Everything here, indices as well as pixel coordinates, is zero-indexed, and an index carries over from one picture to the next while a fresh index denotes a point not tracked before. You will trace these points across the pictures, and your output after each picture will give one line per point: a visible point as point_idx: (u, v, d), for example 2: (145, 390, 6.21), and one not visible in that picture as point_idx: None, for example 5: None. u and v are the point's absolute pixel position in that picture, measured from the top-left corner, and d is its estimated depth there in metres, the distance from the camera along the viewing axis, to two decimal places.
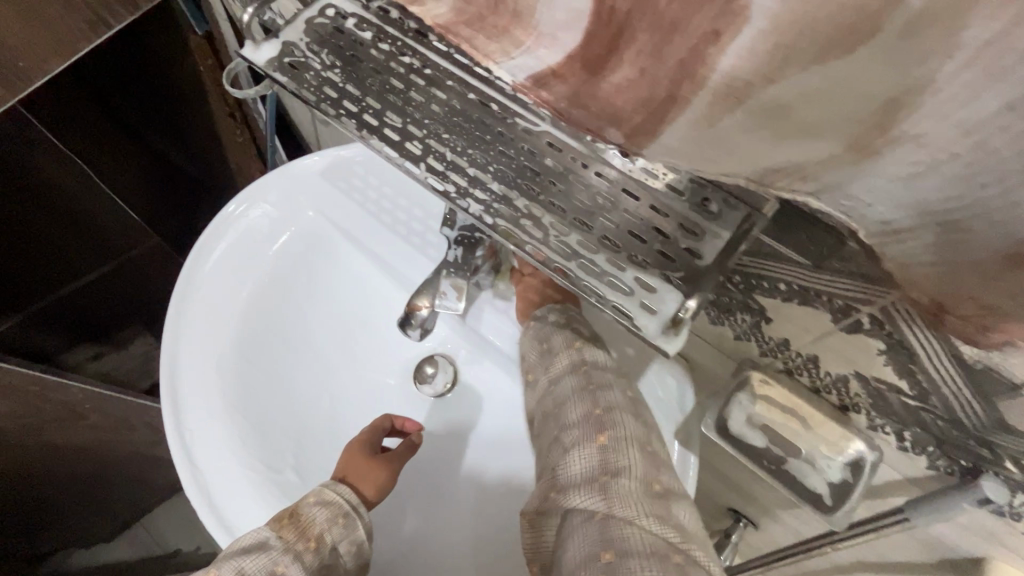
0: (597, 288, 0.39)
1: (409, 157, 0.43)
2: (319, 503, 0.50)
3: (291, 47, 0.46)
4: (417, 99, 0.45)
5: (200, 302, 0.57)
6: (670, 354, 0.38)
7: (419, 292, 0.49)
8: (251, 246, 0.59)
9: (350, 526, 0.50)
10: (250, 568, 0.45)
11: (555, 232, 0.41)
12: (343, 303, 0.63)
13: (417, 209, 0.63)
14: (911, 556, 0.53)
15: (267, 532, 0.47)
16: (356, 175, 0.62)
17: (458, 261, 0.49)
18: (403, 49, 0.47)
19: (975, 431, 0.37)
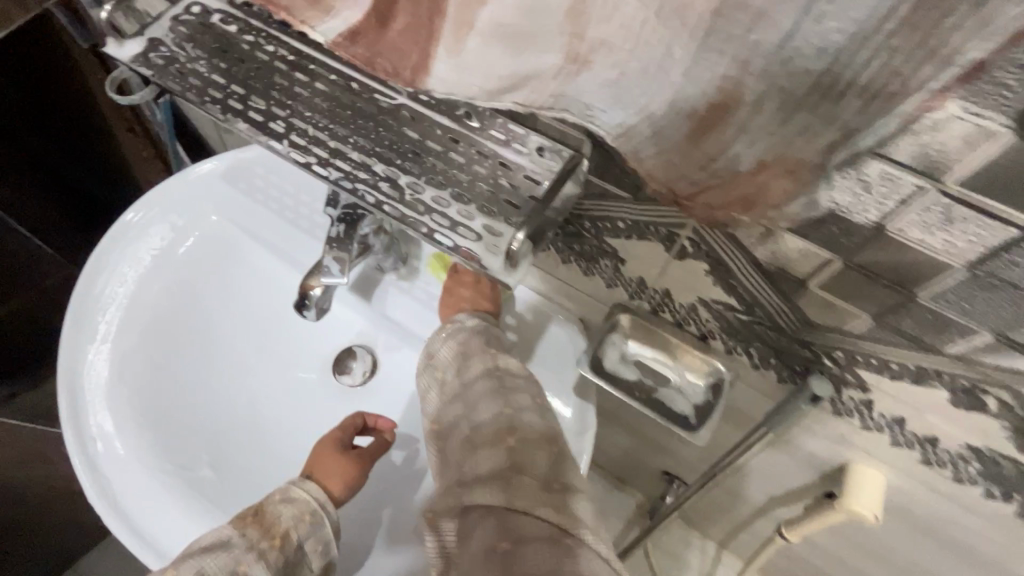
0: (447, 236, 0.40)
1: (273, 135, 0.45)
2: (284, 500, 0.57)
3: (155, 43, 0.49)
4: (284, 86, 0.47)
5: (106, 302, 0.67)
6: (512, 285, 0.41)
7: (310, 273, 0.54)
8: (138, 253, 0.70)
9: (316, 523, 0.57)
10: (211, 567, 0.51)
11: (410, 190, 0.42)
12: (242, 296, 0.73)
13: (318, 203, 0.73)
14: (800, 458, 0.59)
15: (229, 532, 0.54)
16: (254, 174, 0.74)
17: (341, 237, 0.54)
18: (267, 39, 0.49)
19: (795, 334, 0.41)
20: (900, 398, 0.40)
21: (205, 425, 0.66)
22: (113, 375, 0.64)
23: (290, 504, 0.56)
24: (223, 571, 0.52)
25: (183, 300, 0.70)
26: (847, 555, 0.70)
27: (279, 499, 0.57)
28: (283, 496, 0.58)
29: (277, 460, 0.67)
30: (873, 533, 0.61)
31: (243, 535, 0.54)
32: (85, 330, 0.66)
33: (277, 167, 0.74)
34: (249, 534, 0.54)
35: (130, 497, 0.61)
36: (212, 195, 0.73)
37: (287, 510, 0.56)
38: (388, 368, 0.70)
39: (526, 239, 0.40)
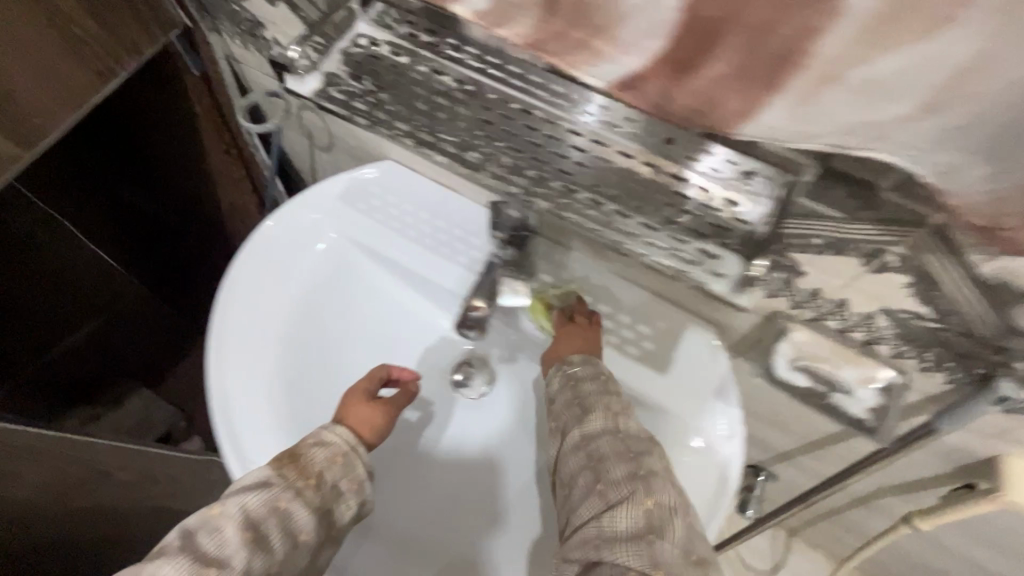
0: (668, 260, 0.43)
1: (468, 166, 0.48)
2: (317, 444, 0.58)
3: (333, 78, 0.50)
4: (468, 116, 0.49)
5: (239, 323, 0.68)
6: (743, 306, 0.46)
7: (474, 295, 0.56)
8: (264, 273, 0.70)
9: (348, 464, 0.58)
10: (253, 502, 0.52)
11: (619, 216, 0.44)
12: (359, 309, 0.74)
13: (439, 220, 0.74)
14: (941, 453, 0.61)
15: (267, 472, 0.54)
16: (371, 193, 0.74)
17: (513, 259, 0.54)
18: (439, 67, 0.50)
19: (988, 339, 0.43)
20: None
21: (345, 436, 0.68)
22: (257, 395, 0.65)
23: (323, 446, 0.58)
24: (265, 507, 0.52)
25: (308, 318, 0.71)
26: (967, 544, 0.72)
27: (314, 443, 0.58)
28: (315, 440, 0.58)
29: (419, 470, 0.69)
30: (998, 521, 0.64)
31: (280, 475, 0.55)
32: (227, 346, 0.67)
33: (394, 188, 0.75)
34: (286, 473, 0.55)
35: None
36: (330, 216, 0.74)
37: (322, 453, 0.57)
38: (509, 373, 0.75)
39: (762, 265, 0.43)
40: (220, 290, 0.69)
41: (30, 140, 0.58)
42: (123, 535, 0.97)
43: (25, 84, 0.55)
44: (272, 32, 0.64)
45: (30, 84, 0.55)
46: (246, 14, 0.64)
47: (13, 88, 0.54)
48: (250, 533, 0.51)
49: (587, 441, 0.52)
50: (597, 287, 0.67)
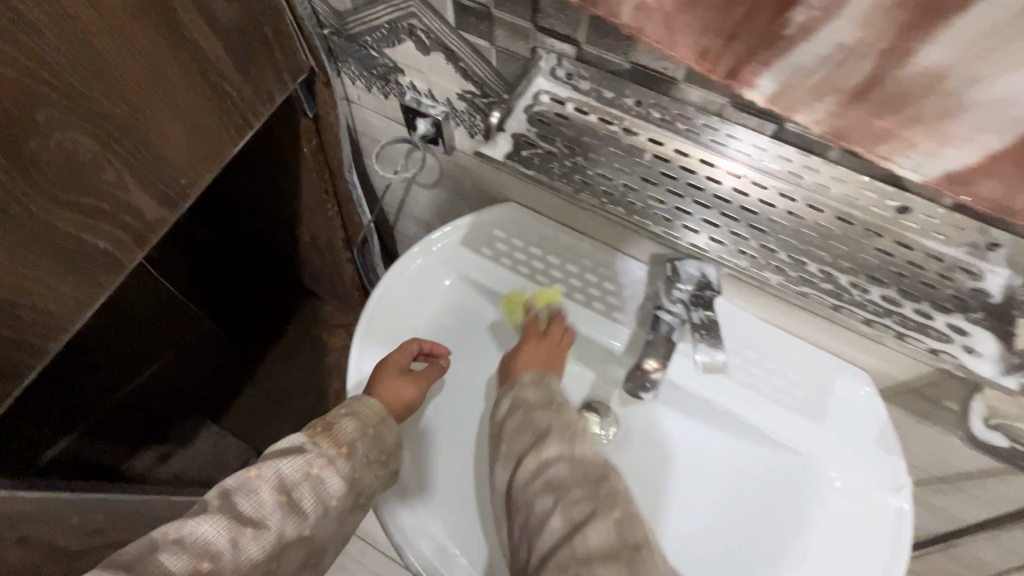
0: (924, 339, 0.40)
1: (688, 235, 0.45)
2: (349, 413, 0.61)
3: (523, 141, 0.48)
4: (674, 182, 0.47)
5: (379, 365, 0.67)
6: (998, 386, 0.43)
7: (647, 355, 0.54)
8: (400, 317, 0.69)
9: (377, 435, 0.60)
10: (288, 468, 0.56)
11: (859, 290, 0.42)
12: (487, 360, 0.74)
13: (570, 266, 0.70)
14: None
15: (302, 440, 0.58)
16: (495, 238, 0.72)
17: (704, 321, 0.52)
18: (632, 128, 0.48)
19: None
20: None
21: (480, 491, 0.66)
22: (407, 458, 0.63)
23: (353, 417, 0.60)
24: (299, 473, 0.56)
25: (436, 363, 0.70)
26: None
27: (345, 412, 0.61)
28: (347, 410, 0.62)
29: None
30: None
31: (314, 443, 0.58)
32: None
33: (519, 231, 0.72)
34: (321, 443, 0.59)
35: None
36: (461, 264, 0.71)
37: (352, 424, 0.60)
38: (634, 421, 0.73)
39: None
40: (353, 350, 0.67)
41: (178, 204, 0.55)
42: None
43: (181, 147, 0.52)
44: (411, 79, 0.61)
45: (185, 146, 0.52)
46: (383, 60, 0.61)
47: (171, 153, 0.51)
48: (284, 497, 0.55)
49: (546, 465, 0.55)
50: (750, 335, 0.66)
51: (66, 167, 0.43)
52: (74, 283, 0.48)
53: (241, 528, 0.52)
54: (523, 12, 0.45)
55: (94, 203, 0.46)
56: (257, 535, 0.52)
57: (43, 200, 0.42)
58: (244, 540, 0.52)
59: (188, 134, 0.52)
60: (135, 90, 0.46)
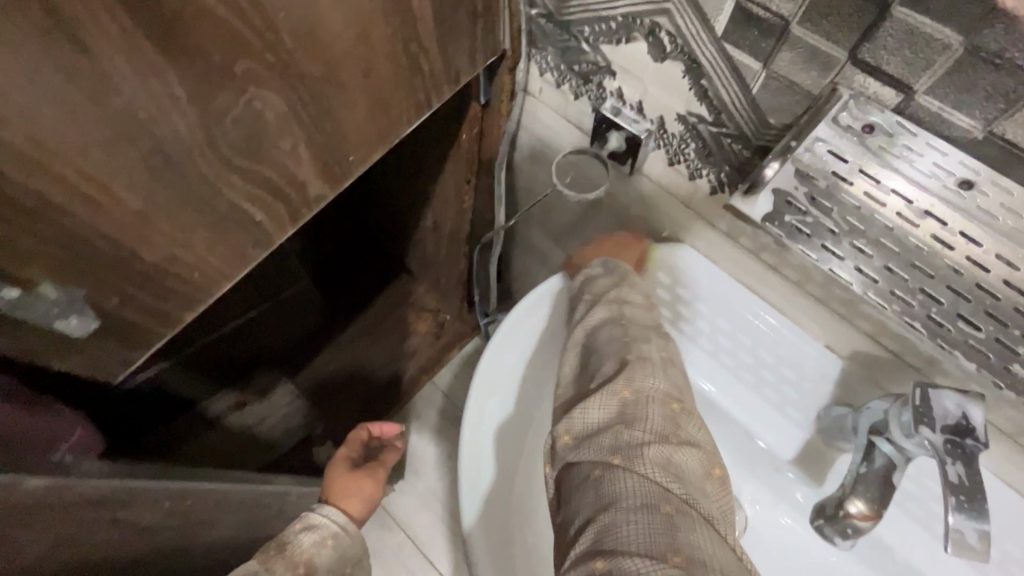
0: None
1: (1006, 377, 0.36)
2: (306, 530, 0.65)
3: (789, 201, 0.40)
4: (995, 301, 0.35)
5: (505, 396, 0.57)
6: None
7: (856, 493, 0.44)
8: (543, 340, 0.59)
9: (336, 542, 0.67)
10: None
11: None
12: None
13: (746, 335, 0.58)
14: None
15: (257, 565, 0.57)
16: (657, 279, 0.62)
17: (962, 482, 0.39)
18: (936, 217, 0.35)
19: None
20: None
21: None
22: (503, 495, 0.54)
23: (312, 531, 0.66)
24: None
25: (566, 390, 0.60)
26: None
27: (300, 528, 0.65)
28: (301, 527, 0.65)
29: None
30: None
31: (269, 565, 0.58)
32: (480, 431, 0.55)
33: (688, 280, 0.60)
34: (275, 566, 0.59)
35: None
36: None
37: (310, 539, 0.65)
38: (780, 540, 0.58)
39: None
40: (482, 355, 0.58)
41: (336, 182, 0.47)
42: None
43: (357, 118, 0.44)
44: (621, 84, 0.51)
45: (362, 120, 0.45)
46: (593, 57, 0.51)
47: (347, 123, 0.44)
48: None
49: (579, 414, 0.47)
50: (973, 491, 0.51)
51: (249, 127, 0.36)
52: (220, 253, 0.42)
53: None
54: (842, 35, 0.34)
55: (258, 169, 0.39)
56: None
57: (213, 158, 0.35)
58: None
59: (371, 107, 0.45)
60: (338, 51, 0.38)
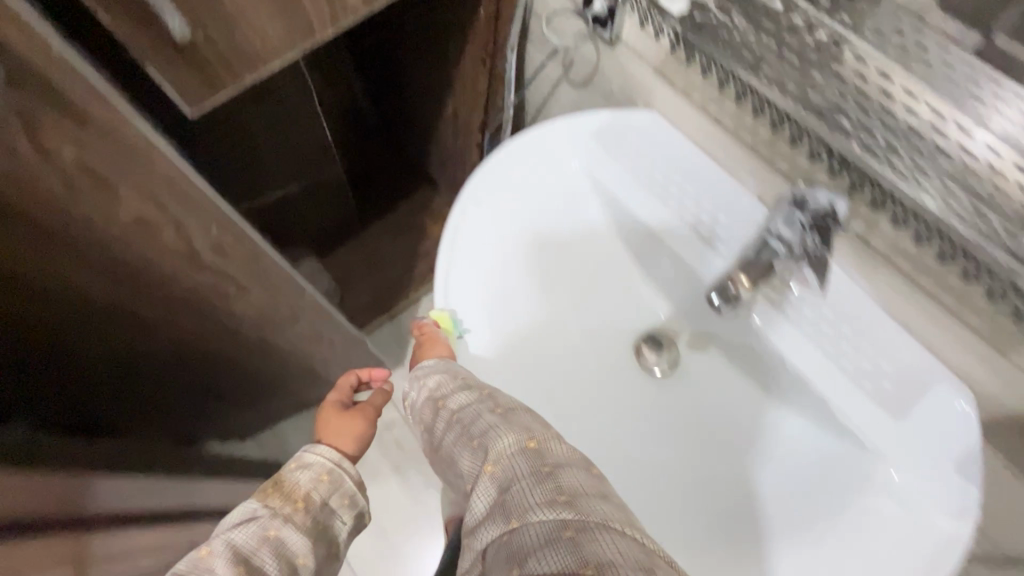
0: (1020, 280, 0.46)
1: (842, 137, 0.53)
2: (298, 469, 0.75)
3: (707, 16, 0.58)
4: (844, 81, 0.52)
5: (486, 207, 0.71)
6: None
7: (744, 270, 0.55)
8: (523, 172, 0.73)
9: (332, 481, 0.76)
10: (241, 537, 0.66)
11: (988, 227, 0.47)
12: (592, 267, 0.75)
13: (692, 186, 0.69)
14: None
15: (254, 505, 0.69)
16: (628, 139, 0.73)
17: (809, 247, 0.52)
18: (818, 23, 0.51)
19: None
20: None
21: (540, 377, 0.69)
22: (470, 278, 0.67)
23: (305, 470, 0.75)
24: (253, 534, 0.66)
25: (540, 221, 0.73)
26: None
27: (296, 466, 0.75)
28: (297, 466, 0.75)
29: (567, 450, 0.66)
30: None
31: (265, 506, 0.70)
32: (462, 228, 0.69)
33: (653, 140, 0.72)
34: (271, 504, 0.70)
35: None
36: (589, 152, 0.74)
37: (304, 475, 0.74)
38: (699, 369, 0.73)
39: None
40: (473, 174, 0.72)
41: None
42: (276, 370, 1.03)
43: None
44: None
45: None
46: None
47: None
48: (242, 565, 0.63)
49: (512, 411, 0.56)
50: (859, 311, 0.60)
51: None
52: (273, 24, 0.55)
53: None
54: None
55: None
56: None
57: None
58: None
59: None
60: None
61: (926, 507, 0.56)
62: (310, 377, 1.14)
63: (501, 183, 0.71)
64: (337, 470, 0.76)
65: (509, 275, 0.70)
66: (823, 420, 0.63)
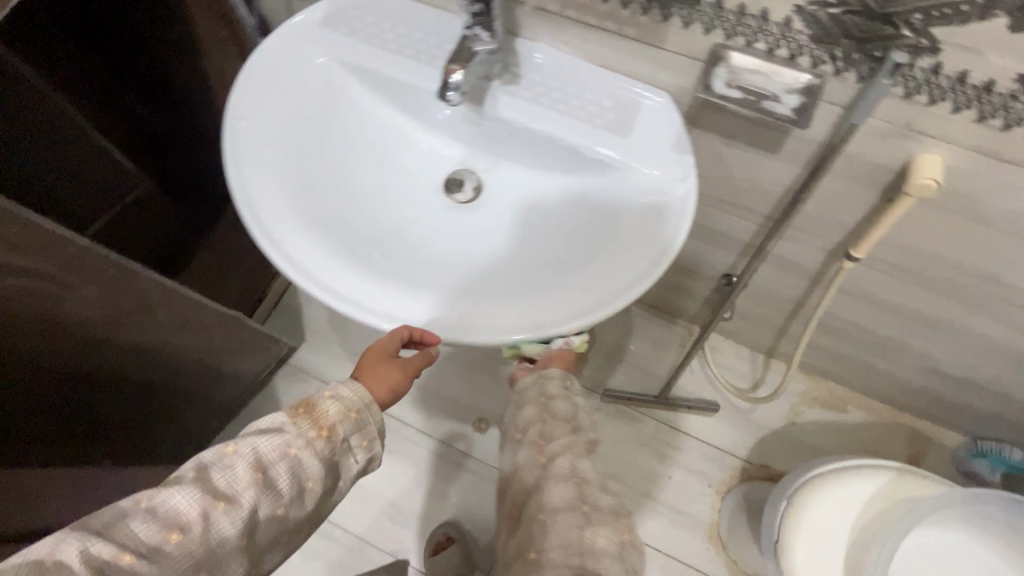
0: None
1: None
2: (333, 399, 0.70)
3: None
4: None
5: (256, 119, 0.77)
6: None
7: (453, 59, 0.65)
8: (276, 78, 0.80)
9: (358, 421, 0.70)
10: (265, 448, 0.64)
11: None
12: (381, 140, 0.85)
13: (416, 33, 0.80)
14: (849, 193, 0.76)
15: (283, 420, 0.66)
16: (350, 16, 0.82)
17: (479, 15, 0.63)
18: None
19: (879, 12, 0.53)
20: (963, 44, 0.52)
21: (366, 238, 0.78)
22: (267, 180, 0.74)
23: (338, 400, 0.69)
24: (275, 450, 0.64)
25: (312, 115, 0.80)
26: (881, 284, 0.91)
27: (329, 396, 0.70)
28: (331, 394, 0.70)
29: (412, 277, 0.75)
30: (921, 232, 0.76)
31: (295, 424, 0.66)
32: (241, 143, 0.75)
33: (369, 8, 0.82)
34: (299, 424, 0.66)
35: (323, 274, 0.71)
36: (323, 41, 0.81)
37: (335, 407, 0.69)
38: (500, 185, 0.87)
39: None
40: (231, 97, 0.78)
41: None
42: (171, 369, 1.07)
43: None
44: None
45: None
46: None
47: None
48: (257, 475, 0.62)
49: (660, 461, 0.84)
50: (563, 71, 0.76)
51: None
52: None
53: (212, 501, 0.60)
54: None
55: None
56: (228, 510, 0.60)
57: None
58: (213, 512, 0.59)
59: None
60: None
61: (664, 185, 0.71)
62: (210, 373, 1.17)
63: (259, 95, 0.78)
64: (367, 410, 0.71)
65: (304, 167, 0.78)
66: (588, 164, 0.77)
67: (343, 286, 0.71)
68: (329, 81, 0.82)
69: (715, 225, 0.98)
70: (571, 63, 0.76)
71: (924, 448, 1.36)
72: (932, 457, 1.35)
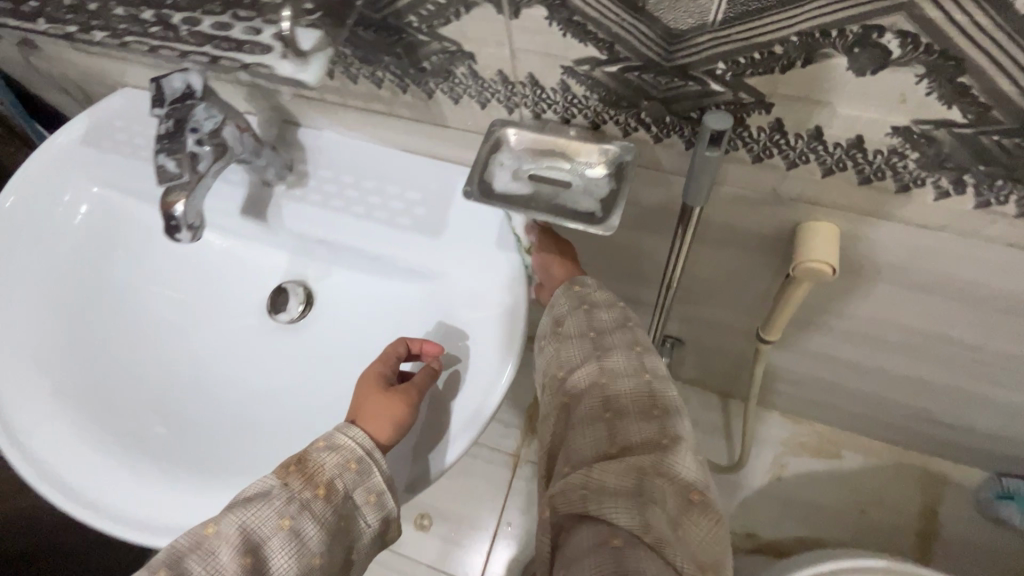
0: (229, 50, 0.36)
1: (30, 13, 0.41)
2: (328, 448, 0.48)
3: None
4: None
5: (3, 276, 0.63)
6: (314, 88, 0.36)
7: (168, 189, 0.48)
8: (32, 219, 0.66)
9: (365, 472, 0.47)
10: (250, 522, 0.43)
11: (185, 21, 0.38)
12: (178, 263, 0.70)
13: None
14: (750, 260, 0.58)
15: (272, 482, 0.45)
16: (115, 131, 0.69)
17: (171, 135, 0.48)
18: None
19: (670, 65, 0.36)
20: (797, 95, 0.35)
21: (153, 398, 0.62)
22: (16, 352, 0.60)
23: (334, 449, 0.47)
24: (263, 526, 0.43)
25: (84, 256, 0.67)
26: (829, 340, 0.72)
27: (324, 446, 0.48)
28: (326, 441, 0.48)
29: (204, 451, 0.59)
30: (851, 291, 0.58)
31: (286, 485, 0.45)
32: None
33: (136, 117, 0.69)
34: (291, 484, 0.45)
35: (76, 473, 0.55)
36: (87, 165, 0.68)
37: (332, 458, 0.47)
38: (333, 295, 0.66)
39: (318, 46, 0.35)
40: None
41: None
42: None
43: None
44: None
45: None
46: None
47: None
48: (247, 558, 0.42)
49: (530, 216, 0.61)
50: (354, 163, 0.61)
51: None
52: None
53: None
54: None
55: None
56: None
57: None
58: None
59: None
60: None
61: (491, 297, 0.56)
62: None
63: (9, 245, 0.64)
64: (373, 455, 0.48)
65: (72, 323, 0.63)
66: (405, 273, 0.61)
67: (102, 484, 0.55)
68: (108, 210, 0.69)
69: (621, 292, 0.80)
70: (367, 150, 0.61)
71: (943, 489, 1.12)
72: (955, 501, 1.11)
